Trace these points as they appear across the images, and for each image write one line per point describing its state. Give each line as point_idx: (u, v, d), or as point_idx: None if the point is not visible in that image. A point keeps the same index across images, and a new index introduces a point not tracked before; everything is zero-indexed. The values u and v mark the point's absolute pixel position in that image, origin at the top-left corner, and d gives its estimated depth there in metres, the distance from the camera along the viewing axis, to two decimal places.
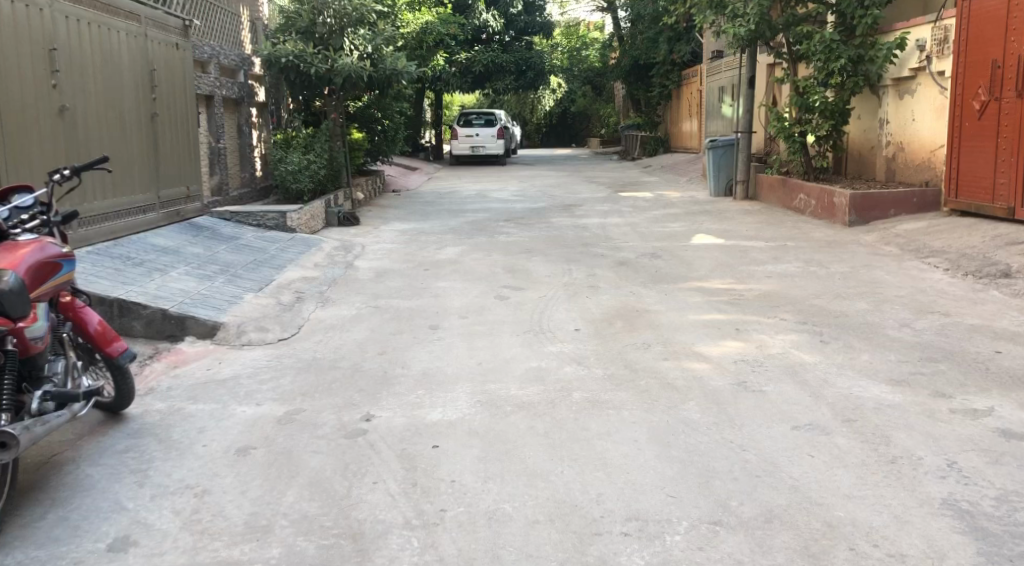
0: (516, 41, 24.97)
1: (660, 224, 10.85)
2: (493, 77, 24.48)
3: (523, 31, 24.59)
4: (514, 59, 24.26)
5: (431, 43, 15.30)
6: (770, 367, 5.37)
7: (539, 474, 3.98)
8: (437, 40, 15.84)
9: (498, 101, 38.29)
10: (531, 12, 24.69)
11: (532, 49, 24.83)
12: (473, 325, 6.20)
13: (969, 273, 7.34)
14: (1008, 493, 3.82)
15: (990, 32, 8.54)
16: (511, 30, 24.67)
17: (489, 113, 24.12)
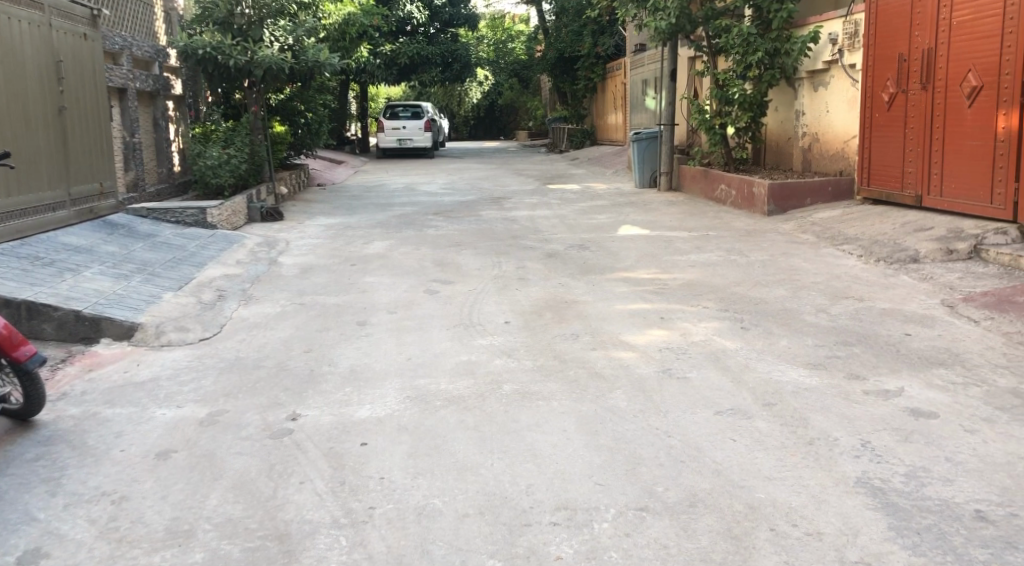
0: (441, 33, 24.93)
1: (587, 215, 10.98)
2: (419, 69, 24.39)
3: (447, 22, 24.53)
4: (440, 51, 24.17)
5: (354, 35, 15.17)
6: (694, 354, 5.51)
7: (469, 467, 4.03)
8: (361, 31, 15.66)
9: (425, 93, 38.05)
10: (456, 4, 24.66)
11: (457, 41, 24.80)
12: (402, 320, 6.21)
13: (880, 259, 7.61)
14: (917, 469, 4.00)
15: (897, 26, 8.86)
16: (436, 22, 24.58)
17: (417, 106, 23.77)
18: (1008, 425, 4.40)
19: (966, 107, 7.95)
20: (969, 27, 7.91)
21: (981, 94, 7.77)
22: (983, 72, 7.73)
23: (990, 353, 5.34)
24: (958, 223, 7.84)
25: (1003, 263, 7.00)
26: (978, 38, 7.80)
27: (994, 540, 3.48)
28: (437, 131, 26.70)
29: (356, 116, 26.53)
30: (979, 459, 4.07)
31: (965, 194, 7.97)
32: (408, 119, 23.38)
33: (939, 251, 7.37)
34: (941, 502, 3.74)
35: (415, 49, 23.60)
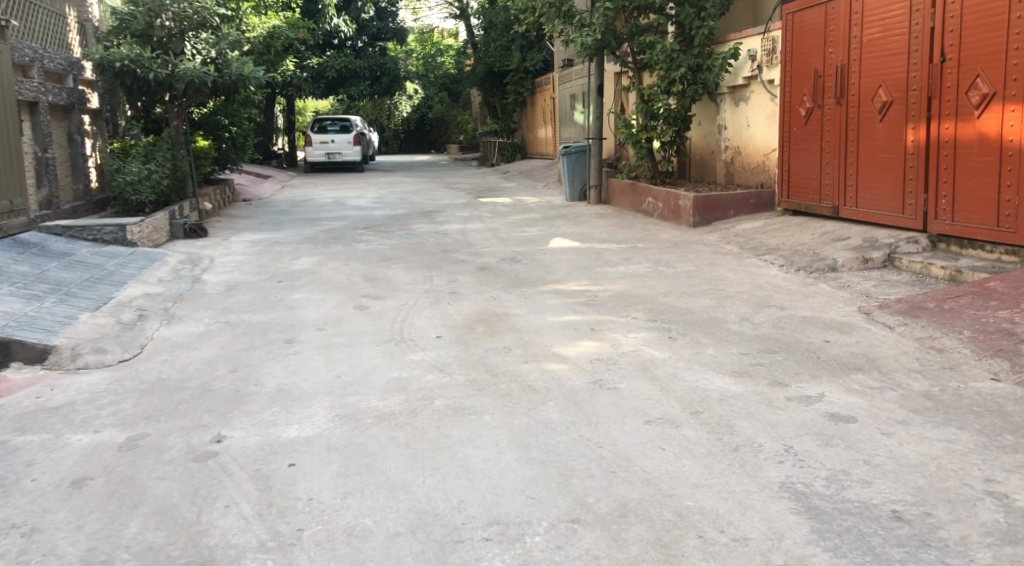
0: (369, 47, 24.81)
1: (517, 228, 11.05)
2: (347, 83, 24.26)
3: (375, 36, 24.46)
4: (368, 64, 24.10)
5: (280, 49, 15.07)
6: (624, 364, 5.59)
7: (400, 485, 4.03)
8: (287, 44, 15.56)
9: (355, 108, 37.79)
10: (384, 18, 24.60)
11: (385, 55, 24.76)
12: (331, 337, 6.18)
13: (800, 268, 7.83)
14: (837, 473, 4.13)
15: (813, 43, 9.17)
16: (363, 36, 24.49)
17: (344, 119, 23.71)
18: (921, 426, 4.58)
19: (877, 121, 8.24)
20: (878, 44, 8.20)
21: (890, 109, 8.05)
22: (892, 87, 8.01)
23: (904, 358, 5.55)
24: (873, 233, 8.12)
25: (916, 270, 7.27)
26: (887, 55, 8.09)
27: (909, 539, 3.62)
28: (366, 145, 26.52)
29: (284, 130, 26.25)
30: (895, 461, 4.22)
31: (879, 205, 8.25)
32: (336, 133, 23.23)
33: (855, 259, 7.61)
34: (861, 504, 3.87)
35: (342, 62, 23.42)
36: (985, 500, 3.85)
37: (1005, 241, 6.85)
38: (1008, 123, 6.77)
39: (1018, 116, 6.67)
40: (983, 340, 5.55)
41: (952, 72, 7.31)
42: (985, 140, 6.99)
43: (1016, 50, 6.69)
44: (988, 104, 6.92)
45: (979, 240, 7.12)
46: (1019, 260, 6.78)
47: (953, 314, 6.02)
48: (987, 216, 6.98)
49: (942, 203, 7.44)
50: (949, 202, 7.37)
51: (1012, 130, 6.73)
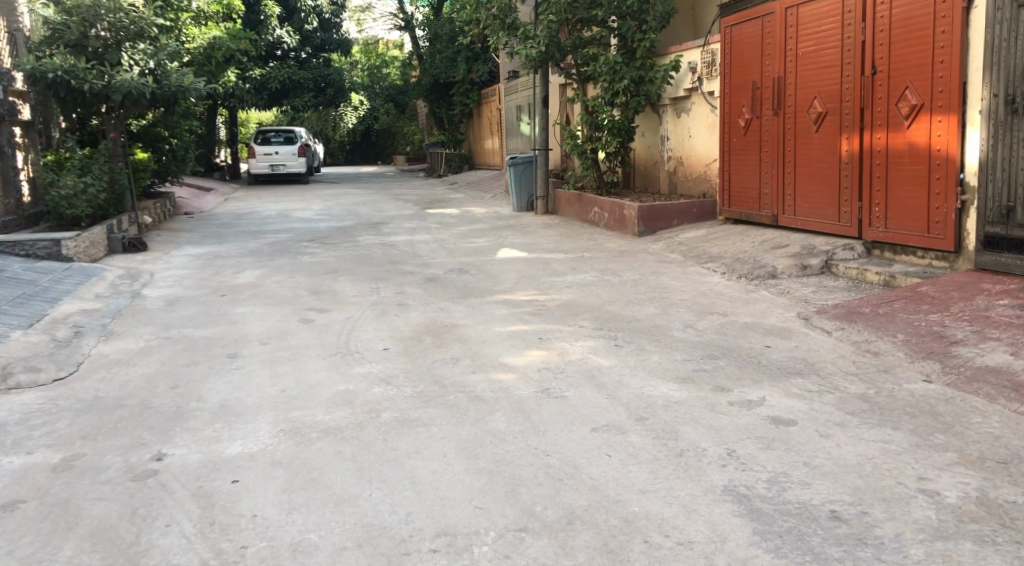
0: (313, 58, 24.74)
1: (465, 239, 11.09)
2: (291, 94, 24.08)
3: (319, 47, 24.37)
4: (312, 76, 23.98)
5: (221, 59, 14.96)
6: (571, 373, 5.65)
7: (346, 499, 4.02)
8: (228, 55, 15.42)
9: (299, 118, 37.53)
10: (328, 29, 24.51)
11: (330, 66, 24.67)
12: (275, 351, 6.14)
13: (742, 275, 7.98)
14: (778, 475, 4.23)
15: (750, 56, 9.40)
16: (307, 47, 24.37)
17: (290, 131, 23.47)
18: (857, 428, 4.70)
19: (813, 132, 8.45)
20: (812, 57, 8.42)
21: (825, 120, 8.27)
22: (827, 99, 8.23)
23: (842, 361, 5.69)
24: (811, 240, 8.31)
25: (852, 276, 7.46)
26: (821, 68, 8.31)
27: (846, 538, 3.72)
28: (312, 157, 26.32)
29: (227, 142, 25.98)
30: (833, 462, 4.34)
31: (816, 214, 8.45)
32: (280, 144, 23.04)
33: (794, 266, 7.78)
34: (801, 505, 3.97)
35: (286, 73, 23.37)
36: (917, 498, 3.98)
37: (935, 247, 7.06)
38: (936, 132, 6.99)
39: (945, 126, 6.89)
40: (915, 343, 5.71)
41: (882, 84, 7.53)
42: (914, 149, 7.21)
43: (941, 62, 6.91)
44: (917, 114, 7.14)
45: (911, 247, 7.33)
46: (949, 266, 6.99)
47: (887, 319, 6.19)
48: (918, 222, 7.19)
49: (876, 210, 7.65)
50: (881, 209, 7.58)
51: (940, 140, 6.95)
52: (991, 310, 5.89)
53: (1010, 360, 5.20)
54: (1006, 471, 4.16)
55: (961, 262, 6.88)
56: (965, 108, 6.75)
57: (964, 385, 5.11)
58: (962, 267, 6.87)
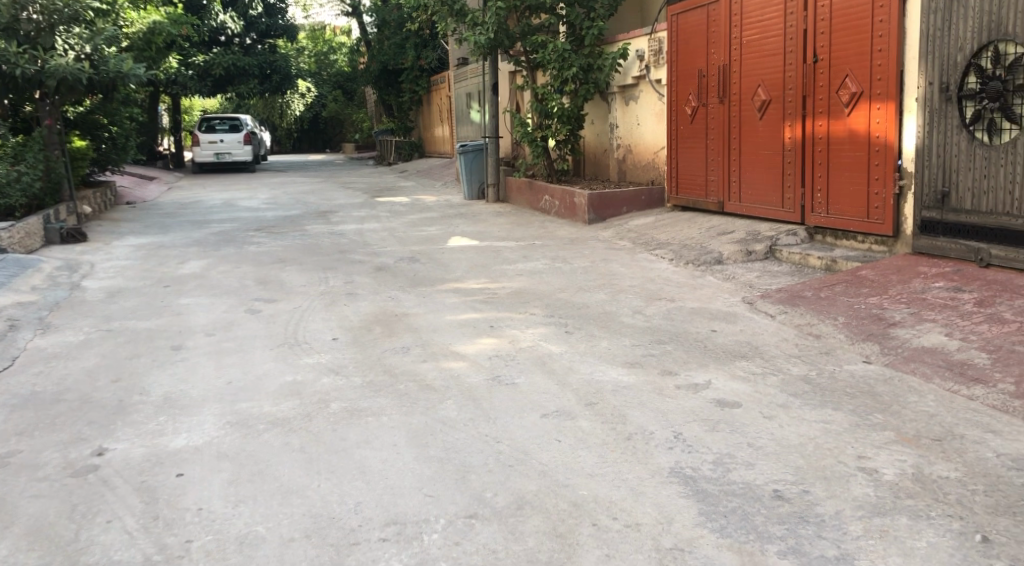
0: (259, 44, 24.41)
1: (416, 227, 11.07)
2: (236, 81, 23.72)
3: (265, 33, 24.05)
4: (257, 62, 23.65)
5: (161, 44, 14.69)
6: (522, 360, 5.69)
7: (295, 490, 4.02)
8: (168, 40, 15.15)
9: (245, 106, 37.04)
10: (273, 14, 24.19)
11: (275, 52, 24.37)
12: (221, 342, 6.09)
13: (689, 261, 8.08)
14: (723, 457, 4.31)
15: (696, 44, 9.51)
16: (252, 33, 24.03)
17: (235, 118, 23.28)
18: (800, 409, 4.81)
19: (758, 119, 8.58)
20: (756, 45, 8.53)
21: (769, 108, 8.40)
22: (770, 87, 8.36)
23: (785, 344, 5.81)
24: (756, 226, 8.46)
25: (795, 261, 7.61)
26: (765, 56, 8.43)
27: (789, 516, 3.79)
28: (258, 144, 26.01)
29: (170, 130, 25.55)
30: (777, 443, 4.43)
31: (761, 200, 8.60)
32: (225, 133, 22.75)
33: (739, 252, 7.91)
34: (745, 485, 4.05)
35: (230, 59, 22.84)
36: (857, 476, 4.08)
37: (874, 232, 7.23)
38: (875, 120, 7.14)
39: (884, 114, 7.05)
40: (855, 325, 5.85)
41: (824, 72, 7.67)
42: (855, 136, 7.36)
43: (880, 51, 7.06)
44: (857, 102, 7.29)
45: (851, 232, 7.50)
46: (888, 250, 7.17)
47: (829, 302, 6.33)
48: (858, 209, 7.35)
49: (818, 197, 7.80)
50: (823, 195, 7.74)
51: (879, 127, 7.11)
52: (928, 292, 6.04)
53: (945, 341, 5.35)
54: (941, 447, 4.29)
55: (899, 247, 7.05)
56: (903, 96, 6.91)
57: (902, 365, 5.25)
58: (900, 251, 7.04)
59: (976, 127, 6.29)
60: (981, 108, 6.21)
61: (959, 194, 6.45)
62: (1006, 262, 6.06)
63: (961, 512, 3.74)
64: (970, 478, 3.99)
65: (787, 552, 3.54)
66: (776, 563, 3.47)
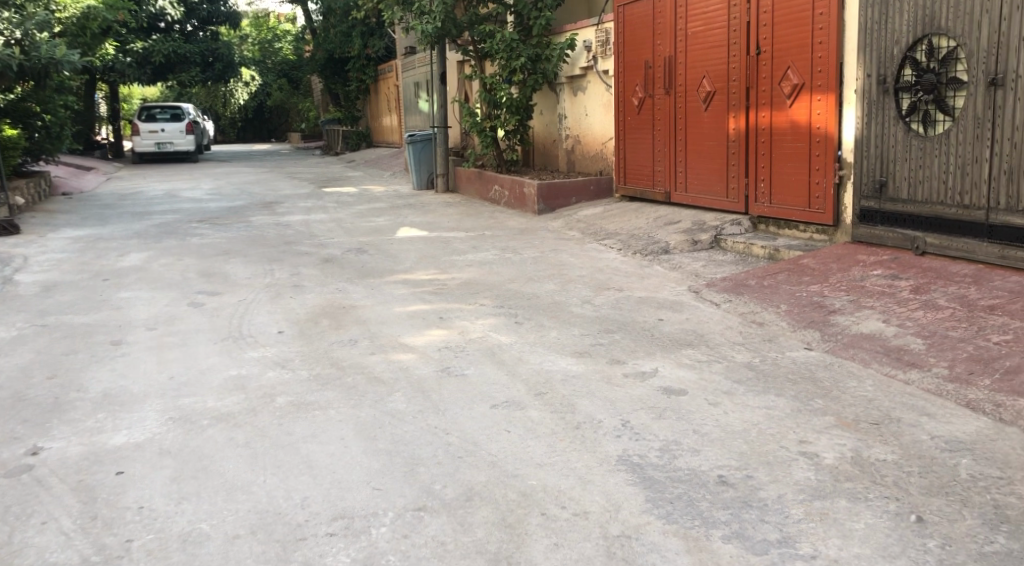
0: (200, 31, 24.01)
1: (364, 218, 11.01)
2: (176, 69, 23.29)
3: (206, 20, 23.68)
4: (198, 50, 23.28)
5: (96, 29, 14.39)
6: (471, 351, 5.71)
7: (239, 486, 3.99)
8: (103, 26, 14.86)
9: (187, 94, 36.47)
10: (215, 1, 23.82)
11: (217, 40, 24.00)
12: (163, 337, 6.01)
13: (637, 251, 8.17)
14: (669, 444, 4.38)
15: (642, 35, 9.58)
16: (192, 19, 23.63)
17: (176, 107, 23.06)
18: (744, 395, 4.90)
19: (702, 110, 8.69)
20: (701, 37, 8.63)
21: (714, 99, 8.50)
22: (715, 79, 8.46)
23: (730, 332, 5.90)
24: (701, 216, 8.58)
25: (739, 250, 7.73)
26: (709, 48, 8.53)
27: (734, 501, 3.86)
28: (201, 133, 25.59)
29: (108, 119, 25.03)
30: (721, 429, 4.51)
31: (706, 190, 8.71)
32: (166, 122, 22.39)
33: (685, 242, 8.02)
34: (690, 471, 4.12)
35: (170, 46, 22.46)
36: (798, 460, 4.17)
37: (816, 222, 7.38)
38: (816, 111, 7.28)
39: (824, 105, 7.19)
40: (797, 313, 5.97)
41: (766, 64, 7.78)
42: (796, 127, 7.50)
43: (821, 43, 7.18)
44: (799, 93, 7.42)
45: (794, 221, 7.64)
46: (828, 239, 7.32)
47: (771, 290, 6.44)
48: (800, 198, 7.50)
49: (761, 187, 7.94)
50: (766, 185, 7.87)
51: (820, 118, 7.24)
52: (867, 280, 6.18)
53: (883, 327, 5.48)
54: (878, 431, 4.40)
55: (840, 235, 7.20)
56: (842, 87, 7.04)
57: (842, 351, 5.38)
58: (840, 240, 7.20)
59: (912, 119, 6.45)
60: (916, 100, 6.36)
61: (896, 184, 6.60)
62: (941, 250, 6.22)
63: (897, 494, 3.84)
64: (906, 460, 4.10)
65: (731, 537, 3.60)
66: (720, 548, 3.54)
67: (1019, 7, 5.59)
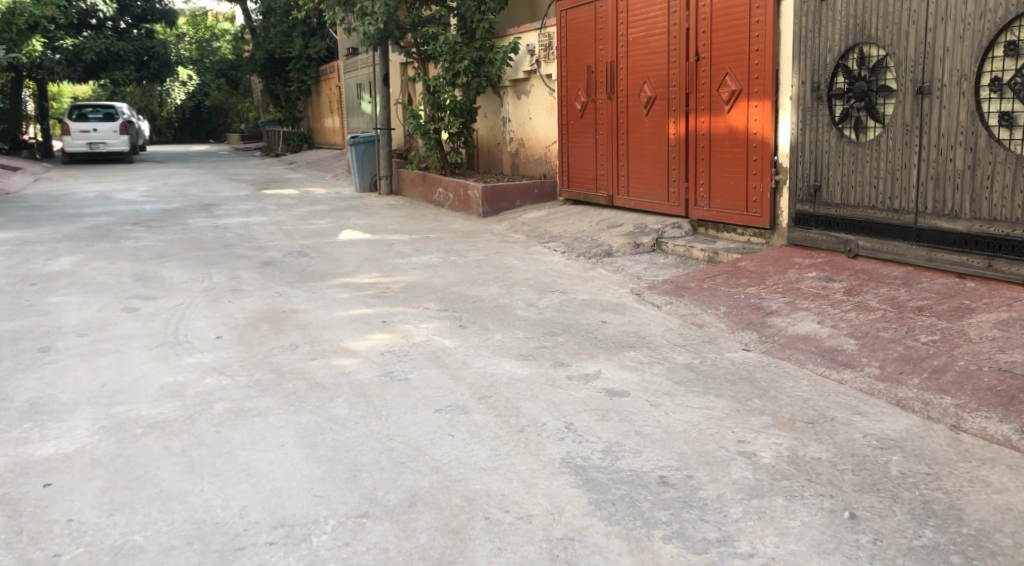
0: (134, 28, 23.55)
1: (305, 221, 10.91)
2: (109, 67, 22.80)
3: (140, 17, 23.23)
4: (132, 48, 22.83)
5: (22, 25, 14.04)
6: (415, 355, 5.69)
7: (175, 496, 3.93)
8: (30, 22, 14.51)
9: (121, 92, 35.76)
10: None
11: (152, 38, 23.57)
12: (95, 343, 5.88)
13: (580, 254, 8.23)
14: (612, 445, 4.42)
15: (584, 40, 9.66)
16: (126, 17, 23.17)
17: (108, 106, 22.55)
18: (685, 396, 4.97)
19: (643, 115, 8.79)
20: (642, 43, 8.72)
21: (655, 104, 8.60)
22: (655, 84, 8.56)
23: (671, 334, 5.98)
24: (643, 220, 8.67)
25: (680, 253, 7.83)
26: (650, 53, 8.63)
27: (674, 502, 3.91)
28: (134, 134, 25.06)
29: (36, 118, 24.38)
30: (663, 430, 4.57)
31: (647, 194, 8.81)
32: (98, 122, 21.90)
33: (628, 245, 8.10)
34: (632, 472, 4.16)
35: (103, 44, 21.96)
36: (737, 459, 4.24)
37: (753, 225, 7.51)
38: (753, 117, 7.41)
39: (761, 111, 7.32)
40: (735, 314, 6.07)
41: (705, 70, 7.90)
42: (734, 133, 7.62)
43: (757, 50, 7.31)
44: (736, 99, 7.54)
45: (732, 225, 7.77)
46: (765, 242, 7.46)
47: (711, 292, 6.54)
48: (737, 202, 7.63)
49: (700, 191, 8.05)
50: (706, 189, 7.99)
51: (757, 124, 7.38)
52: (802, 282, 6.31)
53: (818, 328, 5.60)
54: (813, 430, 4.49)
55: (776, 238, 7.34)
56: (778, 94, 7.18)
57: (778, 352, 5.48)
58: (776, 242, 7.34)
59: (845, 125, 6.60)
60: (849, 107, 6.52)
61: (829, 188, 6.75)
62: (873, 253, 6.38)
63: (831, 491, 3.93)
64: (840, 458, 4.20)
65: (672, 537, 3.65)
66: (661, 548, 3.59)
67: (944, 18, 5.78)
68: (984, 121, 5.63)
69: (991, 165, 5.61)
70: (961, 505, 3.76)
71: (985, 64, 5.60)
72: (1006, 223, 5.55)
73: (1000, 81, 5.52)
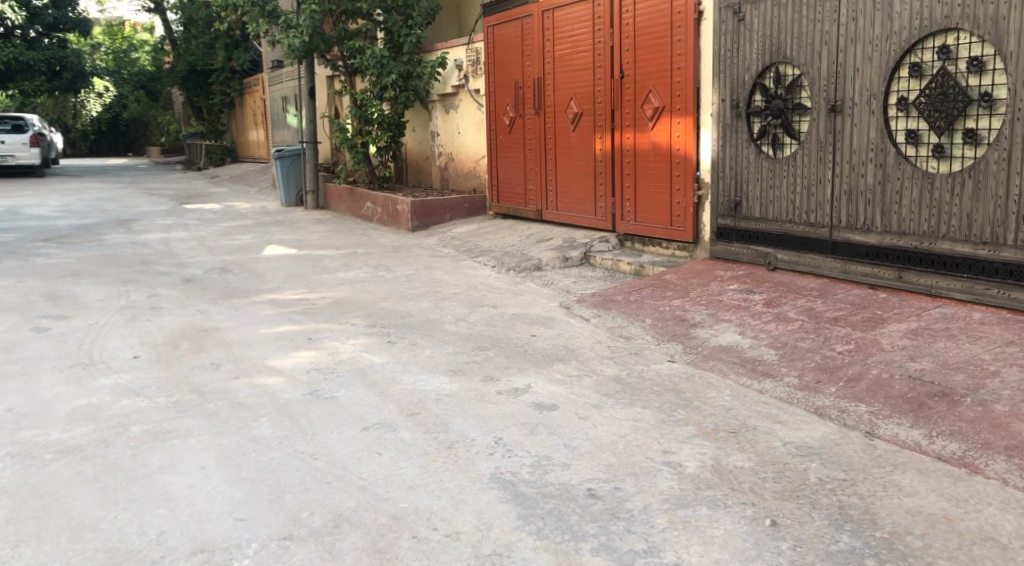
0: (46, 37, 22.81)
1: (228, 236, 10.70)
2: (19, 77, 22.14)
3: (52, 25, 22.50)
4: (44, 58, 22.17)
5: None
6: (341, 372, 5.62)
7: (87, 524, 3.81)
8: None
9: (33, 104, 34.73)
10: (62, 7, 22.67)
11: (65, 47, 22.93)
12: (2, 366, 5.67)
13: (510, 268, 8.23)
14: (541, 460, 4.42)
15: (511, 56, 9.72)
16: (37, 25, 22.35)
17: (20, 118, 21.73)
18: (612, 408, 5.00)
19: (570, 131, 8.88)
20: (568, 59, 8.81)
21: (581, 120, 8.69)
22: (581, 100, 8.66)
23: (599, 347, 6.02)
24: (572, 234, 8.74)
25: (608, 266, 7.91)
26: (576, 70, 8.72)
27: (601, 514, 3.92)
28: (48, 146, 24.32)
29: None
30: (590, 442, 4.59)
31: (575, 209, 8.89)
32: (6, 134, 21.19)
33: (557, 258, 8.14)
34: (560, 486, 4.17)
35: (10, 53, 21.30)
36: (663, 470, 4.28)
37: (677, 239, 7.63)
38: (676, 133, 7.54)
39: (683, 128, 7.45)
40: (661, 326, 6.15)
41: (629, 87, 8.01)
42: (658, 149, 7.74)
43: (679, 68, 7.44)
44: (660, 116, 7.67)
45: (657, 238, 7.88)
46: (689, 255, 7.58)
47: (637, 305, 6.62)
48: (662, 217, 7.74)
49: (627, 206, 8.15)
50: (631, 204, 8.09)
51: (679, 140, 7.51)
52: (725, 294, 6.42)
53: (740, 339, 5.70)
54: (736, 439, 4.56)
55: (699, 252, 7.46)
56: (699, 111, 7.32)
57: (702, 363, 5.56)
58: (699, 255, 7.46)
59: (763, 142, 6.76)
60: (766, 124, 6.68)
61: (749, 203, 6.89)
62: (792, 265, 6.53)
63: (752, 499, 3.99)
64: (761, 467, 4.27)
65: (599, 549, 3.67)
66: (588, 561, 3.60)
67: (854, 40, 5.97)
68: (892, 138, 5.82)
69: (899, 181, 5.79)
70: (876, 510, 3.86)
71: (892, 85, 5.79)
72: (915, 236, 5.73)
73: (906, 101, 5.71)
